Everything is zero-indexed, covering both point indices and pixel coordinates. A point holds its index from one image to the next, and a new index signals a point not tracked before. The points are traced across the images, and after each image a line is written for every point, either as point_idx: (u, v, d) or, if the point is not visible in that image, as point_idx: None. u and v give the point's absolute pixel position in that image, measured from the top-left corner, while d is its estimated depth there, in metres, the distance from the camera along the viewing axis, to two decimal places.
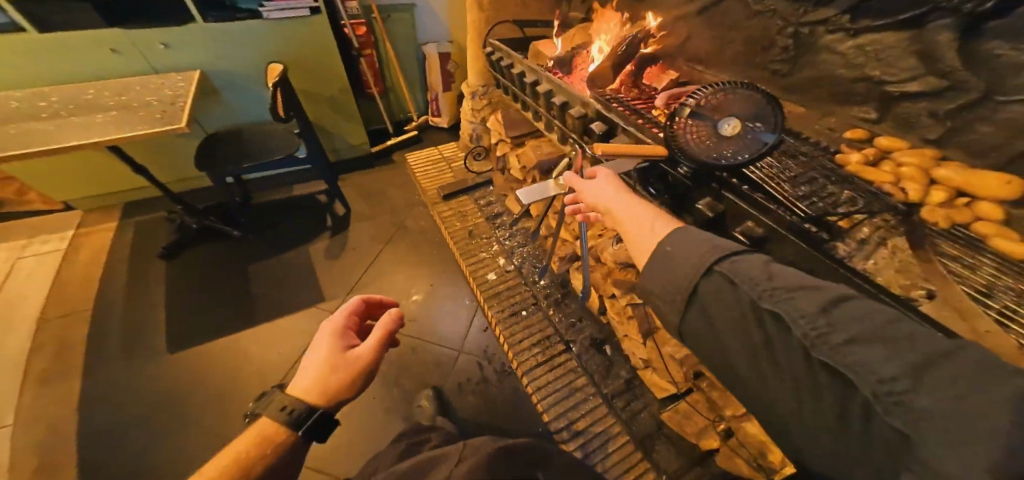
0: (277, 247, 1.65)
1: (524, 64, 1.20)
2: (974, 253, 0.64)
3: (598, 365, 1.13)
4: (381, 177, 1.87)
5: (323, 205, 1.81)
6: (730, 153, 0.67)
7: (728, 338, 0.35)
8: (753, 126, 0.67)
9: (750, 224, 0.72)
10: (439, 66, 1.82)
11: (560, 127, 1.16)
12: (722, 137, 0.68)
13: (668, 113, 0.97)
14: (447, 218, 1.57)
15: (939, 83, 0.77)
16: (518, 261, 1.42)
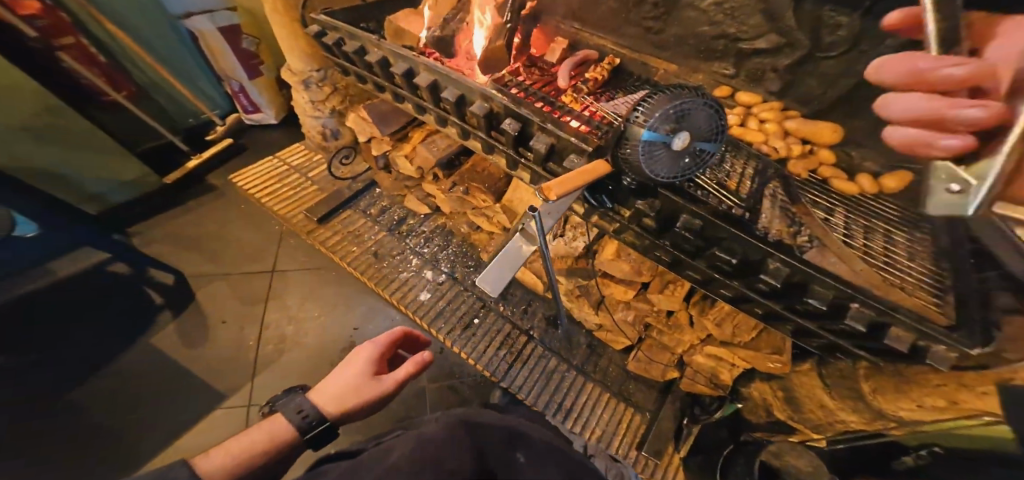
0: (85, 364, 1.09)
1: (385, 47, 0.91)
2: (827, 198, 0.73)
3: (562, 342, 1.25)
4: (207, 215, 1.37)
5: (132, 279, 1.23)
6: (675, 171, 0.61)
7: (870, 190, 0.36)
8: (699, 137, 0.57)
9: (686, 217, 0.68)
10: (227, 46, 1.31)
11: (458, 123, 0.93)
12: (673, 157, 0.57)
13: (576, 96, 0.86)
14: (334, 245, 1.29)
15: (779, 40, 0.73)
16: (449, 267, 1.30)
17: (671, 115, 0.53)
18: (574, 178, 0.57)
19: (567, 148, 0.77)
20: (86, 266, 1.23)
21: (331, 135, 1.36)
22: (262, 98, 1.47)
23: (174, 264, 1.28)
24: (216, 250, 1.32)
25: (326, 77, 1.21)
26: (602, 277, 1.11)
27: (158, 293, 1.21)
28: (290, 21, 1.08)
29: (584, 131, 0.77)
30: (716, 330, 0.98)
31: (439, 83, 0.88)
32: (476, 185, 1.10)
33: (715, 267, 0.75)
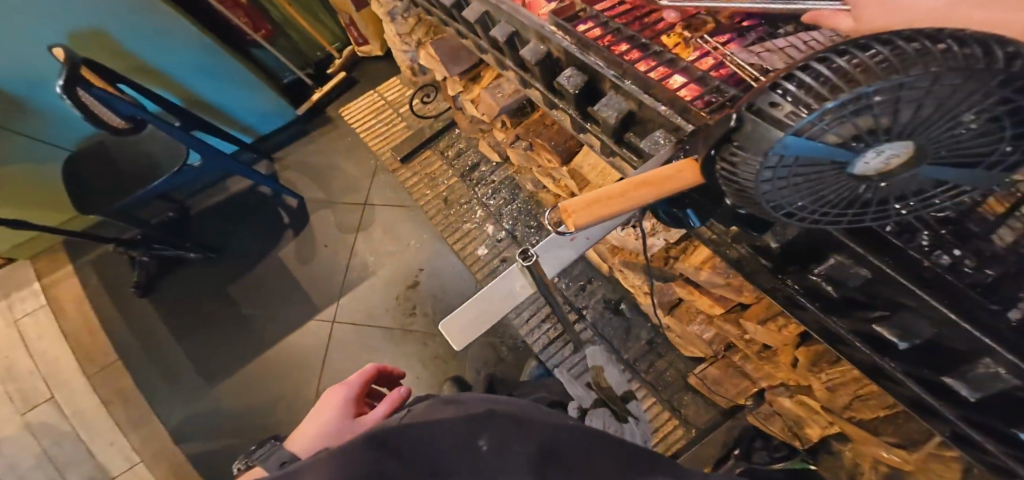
0: (246, 259, 1.47)
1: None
2: None
3: (617, 331, 1.15)
4: (326, 146, 1.62)
5: (273, 199, 1.55)
6: (843, 212, 0.28)
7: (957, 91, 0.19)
8: (933, 159, 0.23)
9: (832, 260, 0.47)
10: None
11: (517, 72, 0.77)
12: (845, 192, 0.25)
13: (683, 34, 0.56)
14: (412, 184, 1.43)
15: None
16: (510, 224, 1.26)
17: (887, 107, 0.20)
18: (613, 197, 0.31)
19: (653, 121, 0.56)
20: (248, 186, 1.59)
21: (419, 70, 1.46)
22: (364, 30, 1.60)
23: (300, 189, 1.56)
24: (328, 182, 1.55)
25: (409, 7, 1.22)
26: (682, 282, 0.89)
27: (289, 210, 1.53)
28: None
29: (689, 95, 0.50)
30: (823, 394, 0.71)
31: (490, 15, 0.74)
32: (541, 141, 0.97)
33: (859, 331, 0.47)
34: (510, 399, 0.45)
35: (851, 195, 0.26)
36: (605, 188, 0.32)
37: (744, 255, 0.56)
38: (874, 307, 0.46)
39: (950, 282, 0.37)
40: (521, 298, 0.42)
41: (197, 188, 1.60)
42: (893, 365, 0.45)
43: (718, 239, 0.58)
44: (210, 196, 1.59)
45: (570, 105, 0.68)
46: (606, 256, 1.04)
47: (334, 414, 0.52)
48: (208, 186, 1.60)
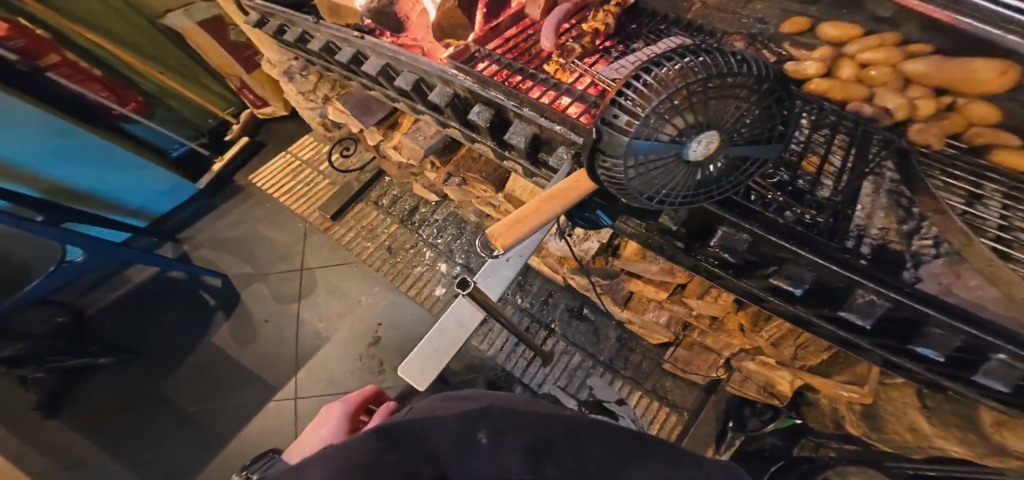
0: (174, 354, 1.30)
1: (324, 30, 0.84)
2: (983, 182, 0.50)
3: (586, 334, 1.19)
4: (259, 217, 1.57)
5: (194, 283, 1.41)
6: (697, 191, 0.38)
7: (726, 94, 0.31)
8: (735, 142, 0.34)
9: (726, 230, 0.55)
10: (218, 42, 1.47)
11: (431, 114, 0.80)
12: (691, 174, 0.35)
13: (562, 58, 0.64)
14: (349, 239, 1.41)
15: None
16: (463, 257, 1.31)
17: (686, 109, 0.30)
18: (527, 216, 0.39)
19: (554, 140, 0.61)
20: (165, 274, 1.43)
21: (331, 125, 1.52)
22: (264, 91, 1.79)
23: (228, 270, 1.44)
24: (259, 255, 1.46)
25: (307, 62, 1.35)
26: (627, 274, 0.95)
27: (217, 295, 1.39)
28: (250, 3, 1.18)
29: (576, 113, 0.57)
30: (771, 351, 0.80)
31: (392, 66, 0.76)
32: (472, 174, 1.03)
33: (767, 288, 0.56)
34: (513, 398, 0.41)
35: (695, 175, 0.36)
36: (521, 209, 0.40)
37: (659, 242, 0.66)
38: (768, 265, 0.55)
39: (804, 233, 0.50)
40: (470, 327, 0.46)
41: (102, 293, 1.40)
42: (805, 310, 0.54)
43: (636, 233, 0.68)
44: (117, 294, 1.40)
45: (486, 137, 0.72)
46: (556, 267, 1.09)
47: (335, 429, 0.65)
48: (108, 282, 1.41)
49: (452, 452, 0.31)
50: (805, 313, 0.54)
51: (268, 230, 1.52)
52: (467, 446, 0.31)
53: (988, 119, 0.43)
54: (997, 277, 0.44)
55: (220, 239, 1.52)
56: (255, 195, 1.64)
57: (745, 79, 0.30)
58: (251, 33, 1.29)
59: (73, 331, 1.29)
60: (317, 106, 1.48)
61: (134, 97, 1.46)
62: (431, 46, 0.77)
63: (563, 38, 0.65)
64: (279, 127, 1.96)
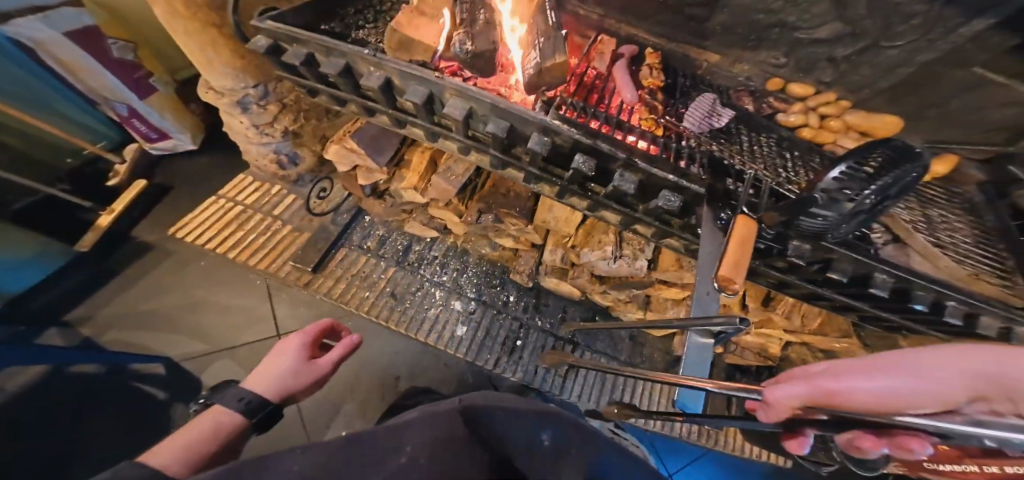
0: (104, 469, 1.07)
1: (387, 65, 0.78)
2: (919, 205, 0.78)
3: (605, 341, 1.25)
4: (202, 278, 1.37)
5: (117, 373, 1.21)
6: (846, 230, 0.56)
7: (906, 178, 0.46)
8: (892, 203, 0.51)
9: (798, 246, 0.64)
10: (100, 60, 1.25)
11: (498, 154, 0.83)
12: (856, 221, 0.53)
13: (645, 115, 0.81)
14: (341, 295, 1.24)
15: (841, 30, 0.77)
16: (475, 291, 1.28)
17: (883, 187, 0.46)
18: (740, 255, 0.52)
19: (660, 185, 0.70)
20: (67, 370, 1.20)
21: (284, 163, 1.37)
22: (167, 121, 1.46)
23: (169, 351, 1.25)
24: (208, 328, 1.29)
25: (267, 91, 1.19)
26: (658, 283, 1.08)
27: (161, 379, 1.21)
28: (203, 22, 0.99)
29: (649, 146, 0.73)
30: (786, 321, 1.02)
31: (474, 110, 0.77)
32: (506, 209, 1.04)
33: (807, 279, 0.73)
34: None
35: (855, 222, 0.53)
36: (732, 250, 0.52)
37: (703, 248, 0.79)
38: (815, 263, 0.68)
39: (859, 246, 0.66)
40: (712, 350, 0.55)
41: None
42: (832, 291, 0.73)
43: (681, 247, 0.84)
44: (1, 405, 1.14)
45: (574, 180, 0.76)
46: (584, 286, 1.14)
47: (294, 358, 0.77)
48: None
49: (524, 451, 0.38)
50: (830, 294, 0.73)
51: (223, 297, 1.34)
52: (536, 447, 0.38)
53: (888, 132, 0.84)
54: (961, 277, 0.66)
55: (155, 316, 1.30)
56: (179, 252, 1.41)
57: (917, 167, 0.47)
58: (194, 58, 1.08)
59: None
60: (275, 141, 1.29)
61: None
62: (523, 98, 0.85)
63: (636, 101, 0.82)
64: (192, 167, 1.59)
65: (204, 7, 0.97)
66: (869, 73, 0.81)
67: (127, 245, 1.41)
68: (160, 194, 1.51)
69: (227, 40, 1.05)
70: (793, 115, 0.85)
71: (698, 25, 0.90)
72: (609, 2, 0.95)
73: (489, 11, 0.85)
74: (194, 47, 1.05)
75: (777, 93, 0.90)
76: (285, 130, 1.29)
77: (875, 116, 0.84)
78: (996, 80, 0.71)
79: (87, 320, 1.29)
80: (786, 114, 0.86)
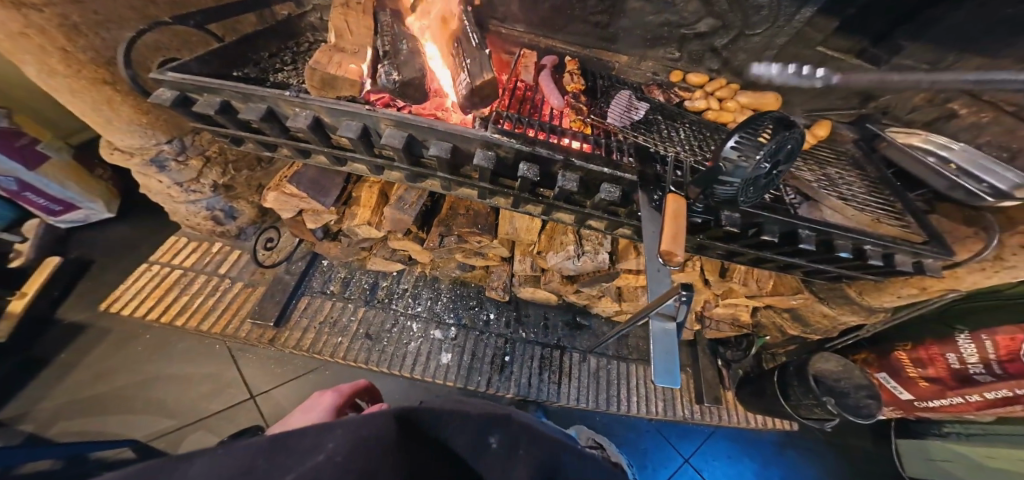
0: None
1: (314, 103, 0.79)
2: (819, 165, 0.92)
3: (590, 339, 1.31)
4: (144, 352, 1.25)
5: (69, 469, 1.08)
6: (759, 193, 0.65)
7: (785, 139, 0.56)
8: (784, 163, 0.61)
9: (728, 215, 0.73)
10: None
11: (447, 176, 0.86)
12: (762, 183, 0.61)
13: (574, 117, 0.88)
14: (311, 344, 1.21)
15: (715, 24, 0.90)
16: (453, 316, 1.30)
17: (771, 148, 0.55)
18: (676, 231, 0.59)
19: (599, 180, 0.77)
20: (12, 473, 1.07)
21: (224, 218, 1.32)
22: (70, 191, 1.31)
23: (140, 433, 1.14)
24: (173, 402, 1.18)
25: (183, 145, 1.13)
26: (626, 273, 1.15)
27: (133, 463, 1.09)
28: (93, 80, 0.92)
29: (581, 145, 0.80)
30: (744, 288, 1.09)
31: (413, 135, 0.79)
32: (466, 228, 1.07)
33: (746, 244, 0.84)
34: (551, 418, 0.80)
35: (762, 184, 0.62)
36: (667, 229, 0.59)
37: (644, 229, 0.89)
38: (750, 230, 0.80)
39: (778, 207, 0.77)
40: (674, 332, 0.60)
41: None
42: (770, 252, 0.84)
43: (631, 234, 0.92)
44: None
45: (524, 189, 0.82)
46: (557, 289, 1.20)
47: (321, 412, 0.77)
48: None
49: (474, 451, 0.45)
50: (771, 254, 0.84)
51: (174, 369, 1.23)
52: (483, 447, 0.45)
53: (774, 104, 0.96)
54: (865, 221, 0.80)
55: (94, 402, 1.17)
56: (116, 329, 1.28)
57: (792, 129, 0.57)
58: (91, 120, 1.00)
59: None
60: (205, 197, 1.23)
61: None
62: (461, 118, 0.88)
63: (563, 108, 0.90)
64: (114, 236, 1.45)
65: (91, 64, 0.90)
66: (746, 58, 0.95)
67: (46, 333, 1.26)
68: (80, 269, 1.37)
69: (125, 96, 0.98)
70: (697, 101, 0.97)
71: (604, 31, 0.99)
72: (525, 20, 1.02)
73: (408, 41, 0.89)
74: (87, 107, 0.97)
75: (679, 84, 1.02)
76: (216, 184, 1.23)
77: (760, 92, 0.97)
78: (836, 56, 0.88)
79: (23, 417, 1.13)
80: (691, 100, 0.98)
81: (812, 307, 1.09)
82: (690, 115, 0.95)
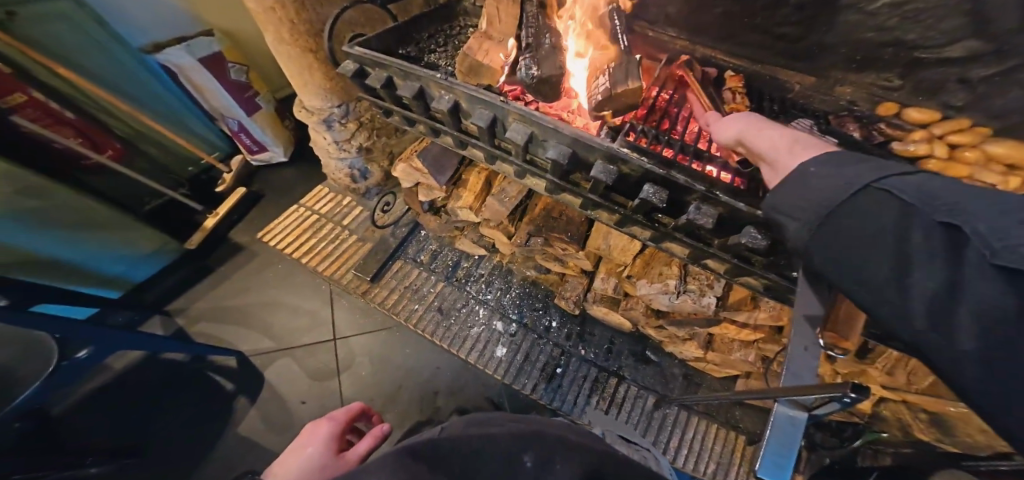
0: (179, 452, 1.21)
1: (458, 90, 0.80)
2: None
3: (655, 377, 1.13)
4: (275, 276, 1.51)
5: (198, 362, 1.35)
6: None
7: None
8: None
9: None
10: (222, 84, 1.49)
11: (557, 182, 0.81)
12: None
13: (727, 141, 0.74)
14: (392, 305, 1.29)
15: (979, 47, 0.62)
16: (517, 313, 1.26)
17: None
18: None
19: (742, 221, 0.62)
20: (162, 357, 1.37)
21: (356, 178, 1.49)
22: (267, 136, 1.66)
23: (244, 346, 1.38)
24: (278, 326, 1.40)
25: (347, 110, 1.30)
26: (725, 323, 0.96)
27: (238, 371, 1.33)
28: (303, 48, 1.11)
29: (729, 178, 0.66)
30: (886, 378, 0.84)
31: (535, 133, 0.75)
32: (556, 234, 1.01)
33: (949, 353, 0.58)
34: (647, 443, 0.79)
35: None
36: None
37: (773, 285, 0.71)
38: None
39: None
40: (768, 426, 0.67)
41: (101, 379, 1.33)
42: None
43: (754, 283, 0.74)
44: (106, 382, 1.33)
45: (639, 211, 0.71)
46: (637, 319, 1.06)
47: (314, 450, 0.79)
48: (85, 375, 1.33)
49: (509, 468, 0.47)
50: None
51: (290, 296, 1.46)
52: (519, 466, 0.47)
53: None
54: None
55: (233, 309, 1.46)
56: (262, 253, 1.57)
57: None
58: (294, 81, 1.19)
59: (49, 438, 1.17)
60: (350, 156, 1.40)
61: (112, 143, 1.40)
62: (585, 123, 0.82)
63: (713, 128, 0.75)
64: (279, 175, 1.78)
65: (306, 35, 1.08)
66: (1020, 97, 0.64)
67: (210, 251, 1.60)
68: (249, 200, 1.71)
69: (321, 64, 1.16)
70: (916, 144, 0.71)
71: (791, 44, 0.80)
72: (683, 21, 0.89)
73: (554, 34, 0.85)
74: (297, 71, 1.16)
75: (890, 119, 0.77)
76: (360, 147, 1.40)
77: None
78: None
79: (182, 311, 1.48)
80: (904, 142, 0.72)
81: (970, 417, 0.75)
82: (896, 162, 0.71)
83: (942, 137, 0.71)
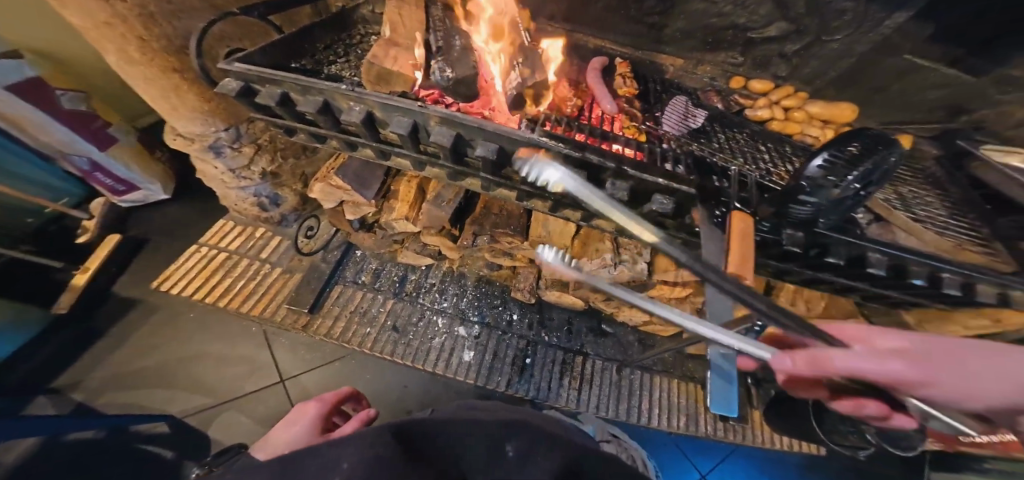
0: None
1: (368, 99, 0.79)
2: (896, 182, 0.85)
3: (614, 346, 1.26)
4: (190, 329, 1.32)
5: (119, 435, 1.16)
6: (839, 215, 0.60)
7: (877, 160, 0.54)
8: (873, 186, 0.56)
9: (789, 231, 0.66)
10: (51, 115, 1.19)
11: (489, 177, 0.85)
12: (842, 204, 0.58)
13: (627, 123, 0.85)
14: (341, 332, 1.23)
15: (788, 28, 0.83)
16: (477, 314, 1.29)
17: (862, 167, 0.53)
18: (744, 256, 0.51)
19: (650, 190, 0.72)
20: (66, 437, 1.15)
21: (265, 205, 1.37)
22: (134, 173, 1.41)
23: (174, 408, 1.20)
24: (207, 381, 1.24)
25: (239, 133, 1.18)
26: (660, 285, 1.10)
27: (168, 437, 1.16)
28: (164, 68, 0.96)
29: (631, 153, 0.76)
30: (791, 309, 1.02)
31: (461, 134, 0.78)
32: (500, 230, 1.06)
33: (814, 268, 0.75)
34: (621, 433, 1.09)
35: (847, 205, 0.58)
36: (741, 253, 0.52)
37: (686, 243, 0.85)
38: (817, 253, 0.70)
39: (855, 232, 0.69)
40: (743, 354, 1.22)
41: None
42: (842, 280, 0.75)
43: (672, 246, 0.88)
44: None
45: (568, 194, 0.79)
46: (587, 296, 1.16)
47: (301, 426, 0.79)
48: None
49: (491, 459, 0.44)
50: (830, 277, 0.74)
51: (214, 346, 1.29)
52: (500, 457, 0.44)
53: (846, 117, 0.89)
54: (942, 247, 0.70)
55: (139, 375, 1.25)
56: (165, 305, 1.36)
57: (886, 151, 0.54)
58: (159, 107, 1.06)
59: None
60: (254, 184, 1.28)
61: None
62: (507, 117, 0.83)
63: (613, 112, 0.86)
64: (167, 215, 1.54)
65: (162, 52, 0.94)
66: (818, 64, 0.89)
67: (98, 308, 1.35)
68: (134, 250, 1.45)
69: (191, 84, 1.02)
70: (760, 109, 0.91)
71: (659, 32, 0.95)
72: (574, 17, 0.99)
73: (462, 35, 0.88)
74: (156, 94, 1.02)
75: (739, 90, 0.96)
76: (264, 172, 1.28)
77: (834, 104, 0.91)
78: (923, 65, 0.80)
79: (74, 386, 1.22)
80: (754, 109, 0.92)
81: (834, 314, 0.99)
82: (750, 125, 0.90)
83: (777, 101, 0.93)
